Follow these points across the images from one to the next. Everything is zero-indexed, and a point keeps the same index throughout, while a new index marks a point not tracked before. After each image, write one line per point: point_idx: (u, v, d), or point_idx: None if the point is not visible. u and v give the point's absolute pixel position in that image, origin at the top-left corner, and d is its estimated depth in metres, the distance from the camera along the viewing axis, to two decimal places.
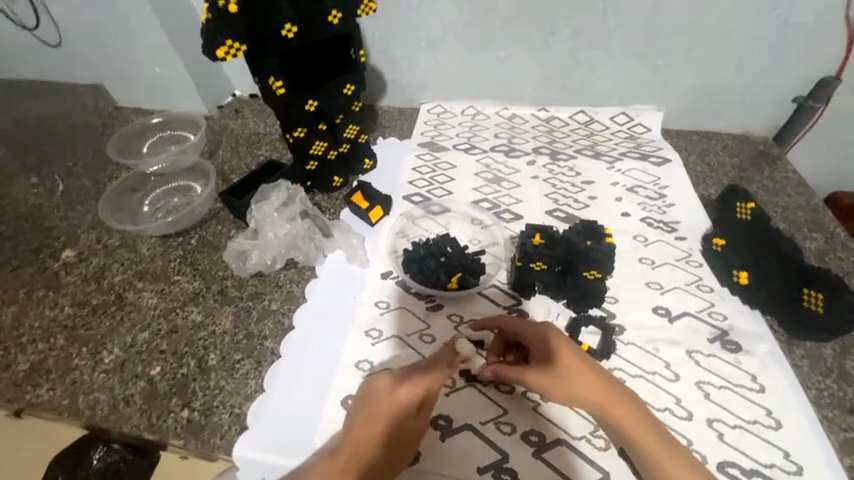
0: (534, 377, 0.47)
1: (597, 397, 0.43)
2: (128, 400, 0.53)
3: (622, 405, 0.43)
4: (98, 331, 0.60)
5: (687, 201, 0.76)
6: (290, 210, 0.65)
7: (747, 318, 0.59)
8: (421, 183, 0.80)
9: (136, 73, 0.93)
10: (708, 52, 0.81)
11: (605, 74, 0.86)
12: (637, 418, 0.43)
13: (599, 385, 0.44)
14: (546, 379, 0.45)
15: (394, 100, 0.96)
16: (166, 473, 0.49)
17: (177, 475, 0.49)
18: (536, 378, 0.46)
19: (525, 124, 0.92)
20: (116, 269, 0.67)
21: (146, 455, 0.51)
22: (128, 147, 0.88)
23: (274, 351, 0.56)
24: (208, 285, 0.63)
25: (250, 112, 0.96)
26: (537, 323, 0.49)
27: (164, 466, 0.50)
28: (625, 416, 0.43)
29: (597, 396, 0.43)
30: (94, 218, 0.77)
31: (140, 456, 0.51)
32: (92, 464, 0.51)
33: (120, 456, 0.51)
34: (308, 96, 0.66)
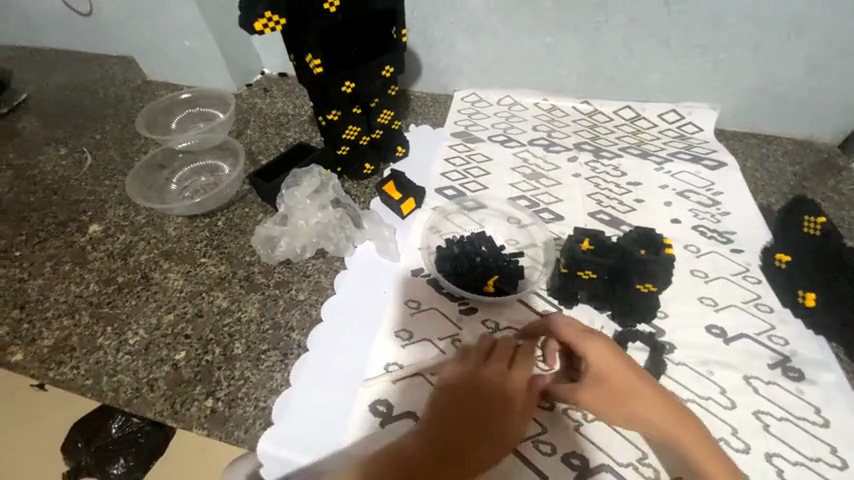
0: (587, 394, 0.44)
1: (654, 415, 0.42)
2: (151, 385, 0.51)
3: (678, 422, 0.42)
4: (123, 310, 0.59)
5: (744, 210, 0.70)
6: (322, 197, 0.62)
7: (810, 343, 0.55)
8: (455, 176, 0.76)
9: (166, 46, 0.90)
10: (780, 47, 0.73)
11: (660, 67, 0.79)
12: (693, 437, 0.42)
13: (654, 401, 0.43)
14: (602, 396, 0.43)
15: (428, 84, 0.91)
16: (182, 445, 0.53)
17: (193, 448, 0.53)
18: (590, 394, 0.44)
19: (566, 117, 0.87)
20: (142, 247, 0.66)
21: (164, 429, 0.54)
22: (156, 122, 0.86)
23: (300, 344, 0.53)
24: (234, 270, 0.61)
25: (279, 92, 0.93)
26: (587, 336, 0.45)
27: (180, 439, 0.53)
28: (682, 434, 0.42)
29: (653, 414, 0.42)
30: (121, 194, 0.75)
31: (158, 428, 0.54)
32: (110, 434, 0.54)
33: (139, 428, 0.54)
34: (346, 77, 0.62)
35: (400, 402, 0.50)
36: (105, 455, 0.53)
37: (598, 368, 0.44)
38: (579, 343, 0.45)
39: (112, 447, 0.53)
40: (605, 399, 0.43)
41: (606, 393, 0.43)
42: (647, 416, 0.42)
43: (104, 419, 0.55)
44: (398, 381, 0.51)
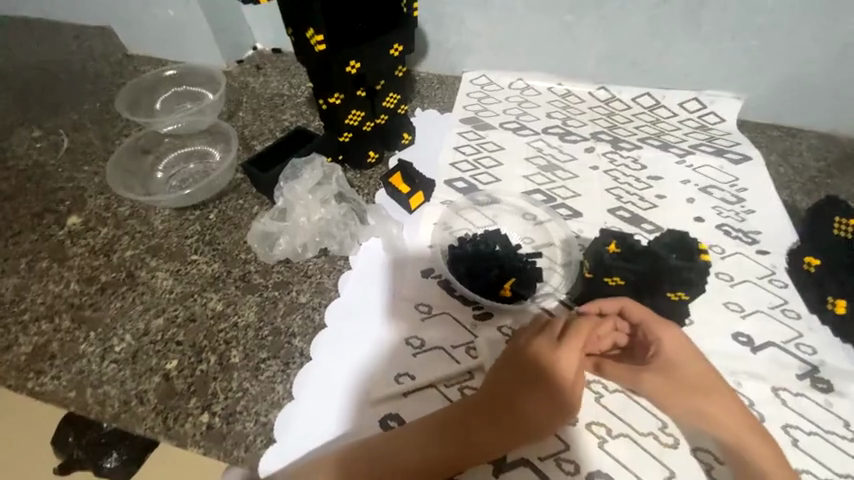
0: (651, 378, 0.46)
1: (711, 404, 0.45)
2: (141, 397, 0.47)
3: (733, 415, 0.44)
4: (107, 314, 0.54)
5: (769, 208, 0.66)
6: (324, 191, 0.58)
7: (839, 352, 0.52)
8: (465, 166, 0.71)
9: (148, 15, 0.82)
10: (817, 32, 0.68)
11: (686, 52, 0.74)
12: (747, 433, 0.43)
13: (713, 391, 0.45)
14: (664, 379, 0.46)
15: (435, 64, 0.85)
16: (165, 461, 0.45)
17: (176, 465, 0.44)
18: (652, 378, 0.46)
19: (582, 104, 0.81)
20: (126, 243, 0.61)
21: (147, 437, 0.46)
22: (139, 102, 0.79)
23: (303, 353, 0.49)
24: (229, 269, 0.57)
25: (274, 70, 0.86)
26: (665, 324, 0.48)
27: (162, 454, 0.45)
28: (738, 429, 0.44)
29: (710, 403, 0.45)
30: (102, 182, 0.69)
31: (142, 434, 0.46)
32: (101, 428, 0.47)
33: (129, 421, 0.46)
34: (351, 56, 0.56)
35: (413, 417, 0.46)
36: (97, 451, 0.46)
37: (667, 353, 0.47)
38: (656, 330, 0.47)
39: (105, 440, 0.46)
40: (668, 383, 0.46)
41: (669, 378, 0.46)
42: (706, 406, 0.45)
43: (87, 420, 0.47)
44: (410, 394, 0.48)
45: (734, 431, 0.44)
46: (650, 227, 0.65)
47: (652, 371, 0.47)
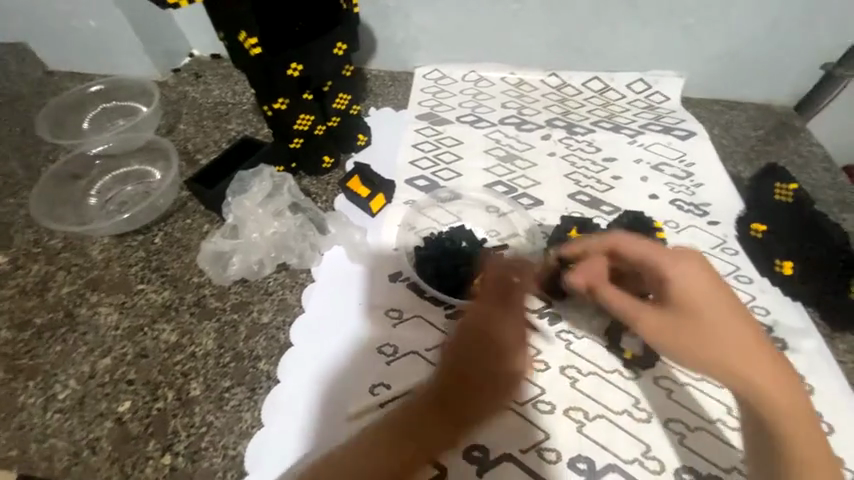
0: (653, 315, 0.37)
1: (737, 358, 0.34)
2: (92, 447, 0.43)
3: (769, 377, 0.33)
4: (46, 360, 0.49)
5: (716, 179, 0.69)
6: (277, 202, 0.55)
7: (788, 310, 0.56)
8: (425, 164, 0.70)
9: (64, 27, 0.75)
10: (744, 9, 0.71)
11: (628, 35, 0.76)
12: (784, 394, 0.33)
13: (742, 341, 0.34)
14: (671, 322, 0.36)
15: (385, 61, 0.83)
16: None
17: None
18: (654, 316, 0.37)
19: (535, 92, 0.82)
20: (61, 279, 0.55)
21: None
22: (64, 123, 0.72)
23: (270, 375, 0.47)
24: (181, 295, 0.53)
25: (214, 77, 0.81)
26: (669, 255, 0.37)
27: None
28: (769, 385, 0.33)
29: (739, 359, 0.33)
30: (29, 214, 0.63)
31: None
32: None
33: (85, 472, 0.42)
34: (291, 58, 0.53)
35: None
36: None
37: (669, 291, 0.36)
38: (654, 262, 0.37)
39: None
40: (673, 326, 0.36)
41: (675, 319, 0.36)
42: (727, 355, 0.34)
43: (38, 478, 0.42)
44: (387, 404, 0.46)
45: (762, 390, 0.33)
46: (610, 209, 0.66)
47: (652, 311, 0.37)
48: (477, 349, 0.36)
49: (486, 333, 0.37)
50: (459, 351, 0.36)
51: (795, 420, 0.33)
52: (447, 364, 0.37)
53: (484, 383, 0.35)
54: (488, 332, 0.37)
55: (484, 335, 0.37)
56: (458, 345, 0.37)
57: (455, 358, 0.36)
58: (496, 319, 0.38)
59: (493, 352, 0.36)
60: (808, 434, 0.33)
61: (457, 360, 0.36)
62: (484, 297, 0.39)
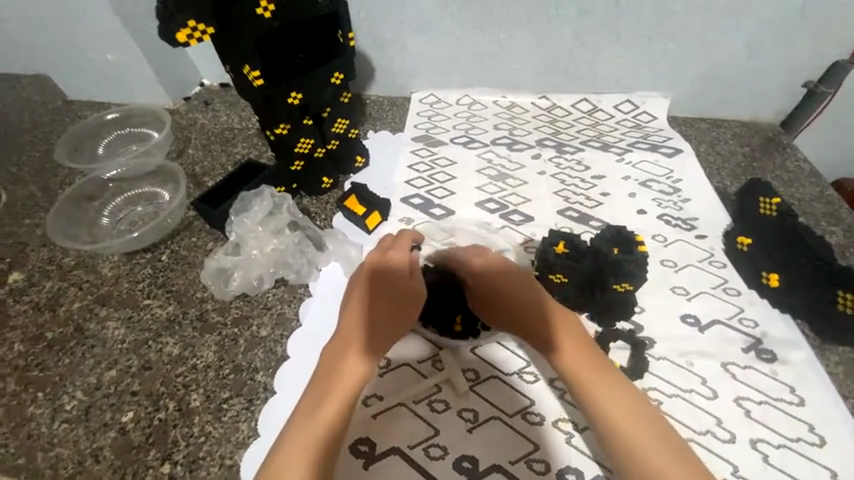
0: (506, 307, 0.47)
1: (572, 341, 0.44)
2: (96, 455, 0.45)
3: (597, 364, 0.42)
4: (56, 372, 0.51)
5: (703, 194, 0.71)
6: (277, 220, 0.58)
7: (777, 323, 0.56)
8: (419, 183, 0.73)
9: (86, 62, 0.81)
10: (721, 34, 0.75)
11: (612, 59, 0.79)
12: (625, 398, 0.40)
13: (573, 334, 0.44)
14: (525, 307, 0.46)
15: (383, 87, 0.87)
16: None
17: None
18: (506, 308, 0.47)
19: (526, 114, 0.85)
20: (73, 294, 0.58)
21: None
22: (81, 149, 0.77)
23: (267, 387, 0.49)
24: (185, 309, 0.55)
25: (222, 104, 0.86)
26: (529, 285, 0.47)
27: None
28: (610, 393, 0.40)
29: (577, 347, 0.43)
30: (44, 233, 0.67)
31: None
32: None
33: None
34: (291, 87, 0.57)
35: (383, 438, 0.46)
36: None
37: (520, 289, 0.47)
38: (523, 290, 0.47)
39: None
40: (512, 308, 0.47)
41: (522, 308, 0.46)
42: (564, 339, 0.44)
43: None
44: (379, 415, 0.48)
45: (585, 373, 0.42)
46: (599, 224, 0.68)
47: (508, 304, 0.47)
48: (395, 298, 0.47)
49: (411, 284, 0.48)
50: (381, 291, 0.47)
51: (624, 398, 0.40)
52: (375, 308, 0.46)
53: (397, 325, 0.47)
54: (409, 284, 0.48)
55: (407, 286, 0.48)
56: (388, 291, 0.47)
57: (380, 303, 0.46)
58: (418, 277, 0.49)
59: (408, 302, 0.47)
60: (640, 416, 0.39)
61: (380, 300, 0.46)
62: (395, 256, 0.49)
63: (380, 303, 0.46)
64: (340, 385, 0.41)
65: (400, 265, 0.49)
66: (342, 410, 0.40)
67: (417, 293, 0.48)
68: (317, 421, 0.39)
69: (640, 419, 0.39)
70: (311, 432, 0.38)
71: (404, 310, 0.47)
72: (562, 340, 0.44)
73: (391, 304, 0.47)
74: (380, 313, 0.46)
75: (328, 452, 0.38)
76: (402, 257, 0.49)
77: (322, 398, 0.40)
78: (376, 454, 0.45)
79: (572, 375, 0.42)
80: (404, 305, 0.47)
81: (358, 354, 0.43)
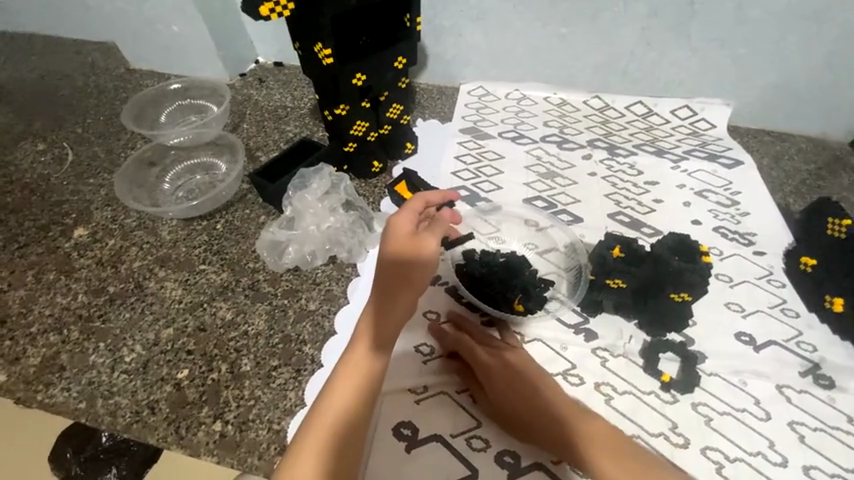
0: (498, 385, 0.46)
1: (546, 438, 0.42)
2: (152, 407, 0.47)
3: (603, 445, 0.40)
4: (116, 325, 0.54)
5: (763, 209, 0.68)
6: (332, 199, 0.59)
7: (838, 349, 0.54)
8: (467, 175, 0.73)
9: (153, 32, 0.84)
10: (800, 42, 0.71)
11: (677, 62, 0.77)
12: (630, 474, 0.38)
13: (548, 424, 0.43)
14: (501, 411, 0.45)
15: (434, 76, 0.87)
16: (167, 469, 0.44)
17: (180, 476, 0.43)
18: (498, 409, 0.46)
19: (578, 113, 0.83)
20: (134, 253, 0.61)
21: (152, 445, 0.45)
22: (144, 115, 0.80)
23: (314, 359, 0.50)
24: (238, 278, 0.57)
25: (276, 82, 0.87)
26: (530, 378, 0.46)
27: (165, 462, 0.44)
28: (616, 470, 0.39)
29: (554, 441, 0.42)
30: (108, 194, 0.70)
31: (145, 445, 0.45)
32: (100, 442, 0.46)
33: (135, 434, 0.46)
34: (356, 69, 0.57)
35: (426, 424, 0.47)
36: (94, 467, 0.45)
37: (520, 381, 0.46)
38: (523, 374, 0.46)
39: (103, 456, 0.45)
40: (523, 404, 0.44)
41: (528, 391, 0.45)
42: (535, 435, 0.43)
43: (92, 429, 0.47)
44: (422, 401, 0.48)
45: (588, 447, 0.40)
46: (650, 231, 0.66)
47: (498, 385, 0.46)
48: (403, 264, 0.41)
49: (417, 249, 0.42)
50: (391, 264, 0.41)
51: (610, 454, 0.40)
52: (379, 281, 0.41)
53: (407, 293, 0.41)
54: (416, 248, 0.42)
55: (413, 251, 0.42)
56: (388, 259, 0.41)
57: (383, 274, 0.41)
58: (429, 241, 0.43)
59: (417, 267, 0.41)
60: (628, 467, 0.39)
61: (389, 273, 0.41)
62: (400, 222, 0.44)
63: (384, 272, 0.41)
64: (353, 369, 0.39)
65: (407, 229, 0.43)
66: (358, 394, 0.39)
67: (427, 256, 0.42)
68: (332, 407, 0.38)
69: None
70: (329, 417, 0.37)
71: (415, 277, 0.41)
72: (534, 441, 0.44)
73: (400, 273, 0.41)
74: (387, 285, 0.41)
75: (347, 434, 0.38)
76: (407, 220, 0.44)
77: (338, 381, 0.39)
78: (418, 439, 0.46)
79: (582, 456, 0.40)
80: (413, 270, 0.41)
81: (370, 337, 0.40)
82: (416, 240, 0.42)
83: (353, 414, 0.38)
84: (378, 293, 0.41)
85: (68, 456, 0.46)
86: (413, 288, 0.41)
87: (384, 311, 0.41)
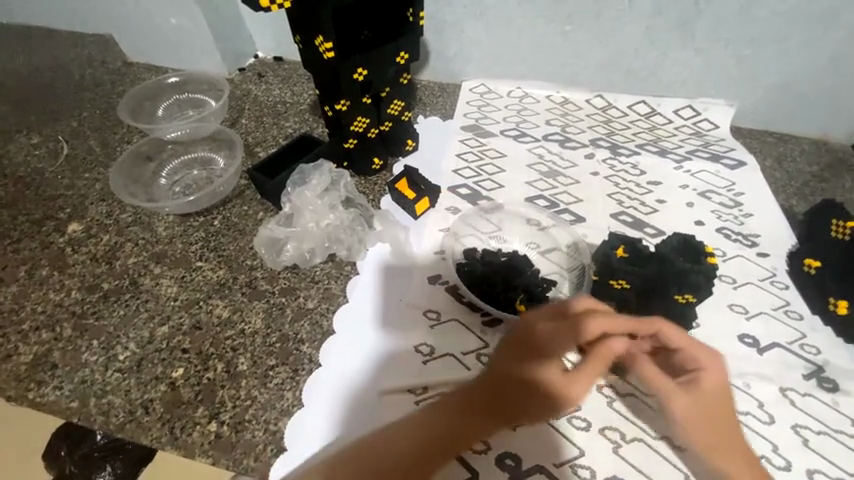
0: (700, 383, 0.39)
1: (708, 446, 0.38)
2: (146, 407, 0.46)
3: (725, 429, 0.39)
4: (110, 322, 0.53)
5: (766, 211, 0.68)
6: (332, 196, 0.58)
7: (842, 352, 0.53)
8: (468, 173, 0.72)
9: (151, 25, 0.82)
10: (805, 43, 0.70)
11: (681, 61, 0.76)
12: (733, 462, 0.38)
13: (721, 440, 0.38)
14: (677, 400, 0.39)
15: (435, 73, 0.86)
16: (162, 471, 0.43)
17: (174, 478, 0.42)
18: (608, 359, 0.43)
19: (580, 111, 0.83)
20: (129, 250, 0.60)
21: (146, 445, 0.44)
22: (141, 109, 0.79)
23: (313, 359, 0.49)
24: (235, 275, 0.56)
25: (275, 77, 0.86)
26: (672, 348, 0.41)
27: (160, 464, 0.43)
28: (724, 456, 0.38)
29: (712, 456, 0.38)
30: (103, 189, 0.69)
31: (138, 446, 0.44)
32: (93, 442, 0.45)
33: (127, 434, 0.45)
34: (357, 63, 0.56)
35: None
36: (87, 466, 0.44)
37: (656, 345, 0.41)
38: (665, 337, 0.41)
39: (99, 454, 0.44)
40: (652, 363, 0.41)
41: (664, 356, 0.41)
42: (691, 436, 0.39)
43: (85, 427, 0.46)
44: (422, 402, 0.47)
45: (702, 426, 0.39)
46: (653, 231, 0.65)
47: (697, 382, 0.40)
48: (542, 336, 0.38)
49: (557, 389, 0.37)
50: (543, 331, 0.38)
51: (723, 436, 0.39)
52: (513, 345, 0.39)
53: (532, 364, 0.37)
54: (562, 394, 0.37)
55: (553, 393, 0.37)
56: (515, 344, 0.39)
57: (502, 384, 0.38)
58: (579, 387, 0.37)
59: (545, 405, 0.37)
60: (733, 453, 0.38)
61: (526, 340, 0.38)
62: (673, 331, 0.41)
63: (505, 357, 0.39)
64: (457, 408, 0.40)
65: (549, 349, 0.38)
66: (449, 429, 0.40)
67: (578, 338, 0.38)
68: (420, 429, 0.40)
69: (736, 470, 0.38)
70: (397, 444, 0.39)
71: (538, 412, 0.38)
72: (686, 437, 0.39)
73: (521, 397, 0.38)
74: (502, 400, 0.39)
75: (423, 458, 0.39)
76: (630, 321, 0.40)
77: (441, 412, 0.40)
78: None
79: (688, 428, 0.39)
80: (540, 403, 0.37)
81: (483, 386, 0.40)
82: (564, 378, 0.37)
83: (432, 442, 0.39)
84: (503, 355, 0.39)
85: (62, 454, 0.45)
86: (539, 361, 0.38)
87: (501, 370, 0.39)
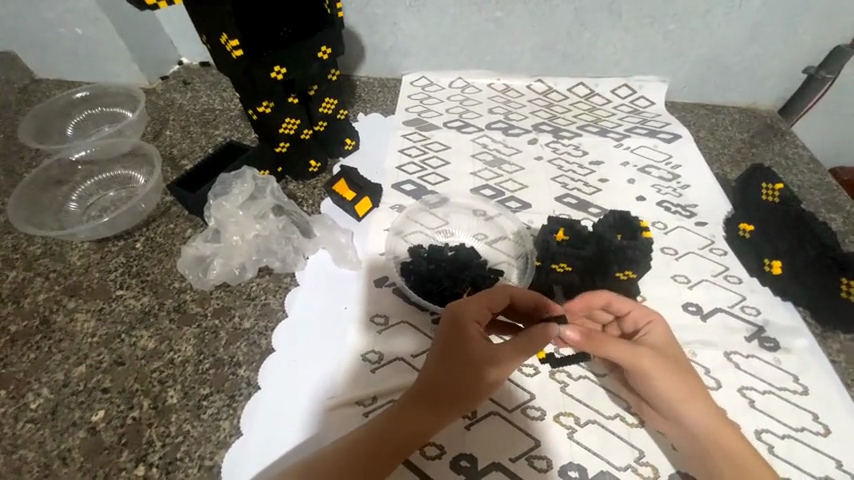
0: (655, 337, 0.43)
1: (682, 396, 0.40)
2: (64, 457, 0.41)
3: (684, 379, 0.41)
4: (19, 368, 0.47)
5: (701, 181, 0.69)
6: (259, 205, 0.54)
7: (779, 310, 0.55)
8: (412, 168, 0.70)
9: (52, 35, 0.74)
10: (724, 16, 0.72)
11: (613, 40, 0.76)
12: (697, 406, 0.40)
13: (693, 390, 0.41)
14: (651, 360, 0.41)
15: (373, 68, 0.83)
16: None
17: None
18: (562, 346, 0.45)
19: (521, 98, 0.82)
20: (39, 285, 0.54)
21: None
22: (48, 129, 0.71)
23: (251, 382, 0.46)
24: (161, 301, 0.52)
25: (202, 84, 0.81)
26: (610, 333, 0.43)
27: None
28: (691, 403, 0.40)
29: (688, 406, 0.40)
30: (8, 220, 0.62)
31: None
32: None
33: None
34: (274, 61, 0.52)
35: None
36: None
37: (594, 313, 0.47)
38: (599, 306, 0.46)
39: None
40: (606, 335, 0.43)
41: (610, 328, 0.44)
42: (669, 390, 0.41)
43: None
44: (371, 414, 0.45)
45: (666, 377, 0.41)
46: (597, 211, 0.66)
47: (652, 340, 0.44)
48: (465, 309, 0.41)
49: (488, 358, 0.38)
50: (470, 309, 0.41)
51: (685, 384, 0.41)
52: (445, 325, 0.40)
53: (461, 335, 0.39)
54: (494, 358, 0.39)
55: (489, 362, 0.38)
56: (448, 325, 0.40)
57: (445, 372, 0.38)
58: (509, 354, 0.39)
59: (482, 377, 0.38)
60: (697, 398, 0.41)
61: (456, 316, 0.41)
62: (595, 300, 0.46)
63: (442, 336, 0.40)
64: (405, 405, 0.39)
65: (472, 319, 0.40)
66: (396, 426, 0.38)
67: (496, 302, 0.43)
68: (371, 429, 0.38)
69: (704, 408, 0.40)
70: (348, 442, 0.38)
71: (479, 393, 0.39)
72: (661, 393, 0.41)
73: (458, 375, 0.38)
74: (442, 390, 0.38)
75: (370, 458, 0.37)
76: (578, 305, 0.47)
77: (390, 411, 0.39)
78: None
79: (654, 382, 0.41)
80: (477, 378, 0.38)
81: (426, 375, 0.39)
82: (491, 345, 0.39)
83: (381, 439, 0.38)
84: (440, 336, 0.40)
85: None
86: (464, 330, 0.39)
87: (441, 352, 0.39)
